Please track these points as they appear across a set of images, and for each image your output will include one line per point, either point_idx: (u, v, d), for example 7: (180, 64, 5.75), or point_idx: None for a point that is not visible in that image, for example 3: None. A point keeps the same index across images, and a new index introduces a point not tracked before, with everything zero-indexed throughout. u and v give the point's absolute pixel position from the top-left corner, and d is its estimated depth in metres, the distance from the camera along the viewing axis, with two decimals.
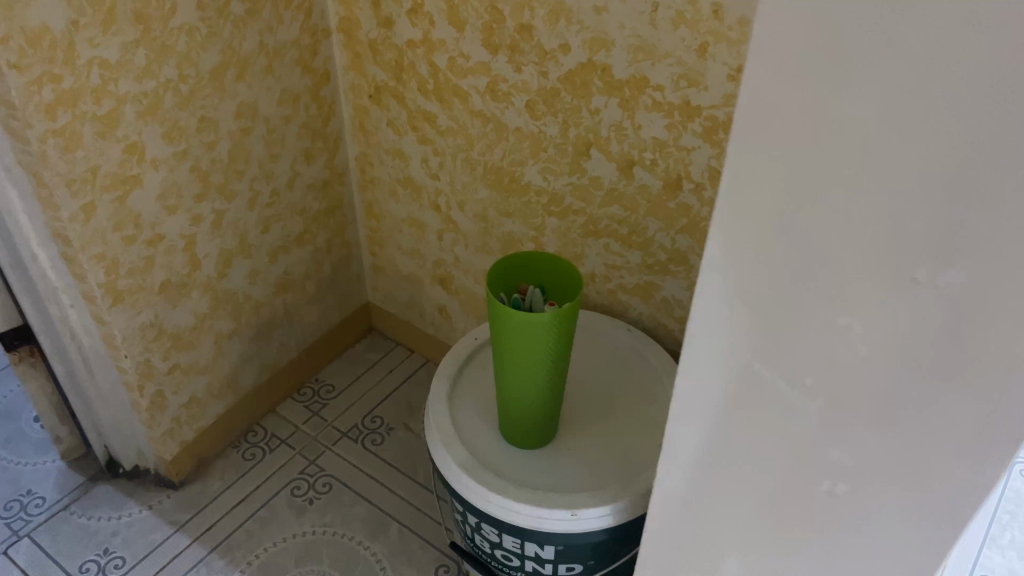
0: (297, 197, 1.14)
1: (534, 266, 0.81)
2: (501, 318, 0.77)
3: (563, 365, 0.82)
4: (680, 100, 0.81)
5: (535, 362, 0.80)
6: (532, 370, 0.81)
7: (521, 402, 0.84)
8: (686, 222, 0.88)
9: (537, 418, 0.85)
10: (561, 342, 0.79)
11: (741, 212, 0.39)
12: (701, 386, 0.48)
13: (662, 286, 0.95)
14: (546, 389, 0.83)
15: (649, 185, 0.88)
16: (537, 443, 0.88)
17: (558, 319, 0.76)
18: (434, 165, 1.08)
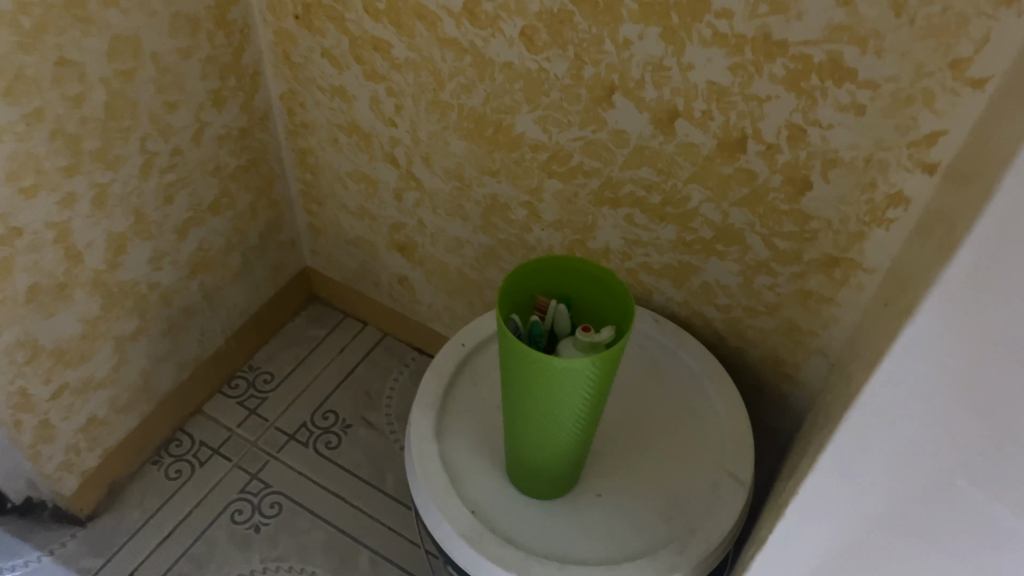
0: (207, 154, 0.86)
1: (558, 275, 0.59)
2: (515, 357, 0.56)
3: (598, 409, 0.61)
4: (756, 33, 0.57)
5: (562, 412, 0.59)
6: (557, 421, 0.60)
7: (541, 453, 0.63)
8: (747, 193, 0.66)
9: (561, 469, 0.65)
10: (601, 388, 0.58)
11: (983, 281, 0.30)
12: (875, 441, 0.37)
13: (702, 268, 0.74)
14: (576, 437, 0.63)
15: (697, 144, 0.65)
16: (559, 491, 0.68)
17: (599, 364, 0.54)
18: (388, 109, 0.82)
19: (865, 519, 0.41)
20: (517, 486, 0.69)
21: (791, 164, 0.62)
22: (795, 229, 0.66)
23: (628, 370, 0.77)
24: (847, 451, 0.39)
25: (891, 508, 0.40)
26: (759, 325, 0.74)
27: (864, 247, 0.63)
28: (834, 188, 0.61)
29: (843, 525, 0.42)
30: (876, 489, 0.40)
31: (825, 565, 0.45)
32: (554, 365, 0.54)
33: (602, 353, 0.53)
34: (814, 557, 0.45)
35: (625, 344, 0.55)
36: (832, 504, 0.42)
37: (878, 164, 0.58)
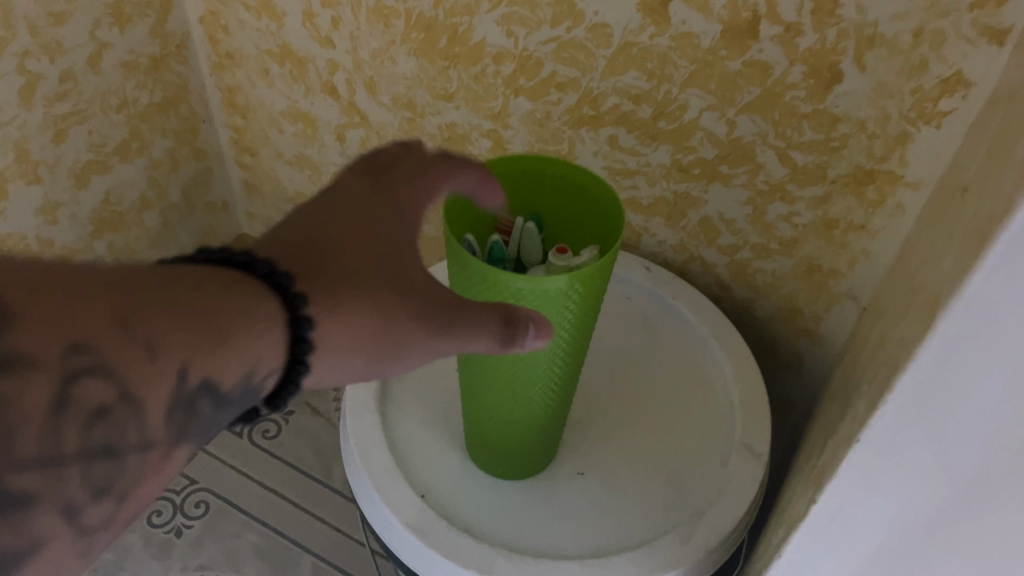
0: (110, 84, 0.73)
1: (520, 187, 0.46)
2: (467, 284, 0.42)
3: (579, 358, 0.48)
4: None
5: (532, 360, 0.46)
6: (527, 374, 0.47)
7: (508, 417, 0.50)
8: (758, 94, 0.53)
9: (533, 438, 0.52)
10: (582, 322, 0.45)
11: None
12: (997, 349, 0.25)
13: (702, 200, 0.61)
14: (551, 397, 0.49)
15: (697, 34, 0.53)
16: (531, 467, 0.55)
17: (580, 284, 0.41)
18: (323, 24, 0.69)
19: (974, 468, 0.29)
20: (479, 462, 0.56)
21: (816, 49, 0.49)
22: (818, 138, 0.53)
23: (612, 329, 0.64)
24: (942, 365, 0.26)
25: (1008, 453, 0.28)
26: (773, 268, 0.61)
27: (907, 153, 0.50)
28: (871, 77, 0.49)
29: (936, 463, 0.30)
30: (988, 427, 0.27)
31: (910, 522, 0.32)
32: (520, 286, 0.40)
33: (584, 268, 0.40)
34: (895, 513, 0.32)
35: (611, 260, 0.42)
36: (912, 445, 0.29)
37: (932, 38, 0.45)
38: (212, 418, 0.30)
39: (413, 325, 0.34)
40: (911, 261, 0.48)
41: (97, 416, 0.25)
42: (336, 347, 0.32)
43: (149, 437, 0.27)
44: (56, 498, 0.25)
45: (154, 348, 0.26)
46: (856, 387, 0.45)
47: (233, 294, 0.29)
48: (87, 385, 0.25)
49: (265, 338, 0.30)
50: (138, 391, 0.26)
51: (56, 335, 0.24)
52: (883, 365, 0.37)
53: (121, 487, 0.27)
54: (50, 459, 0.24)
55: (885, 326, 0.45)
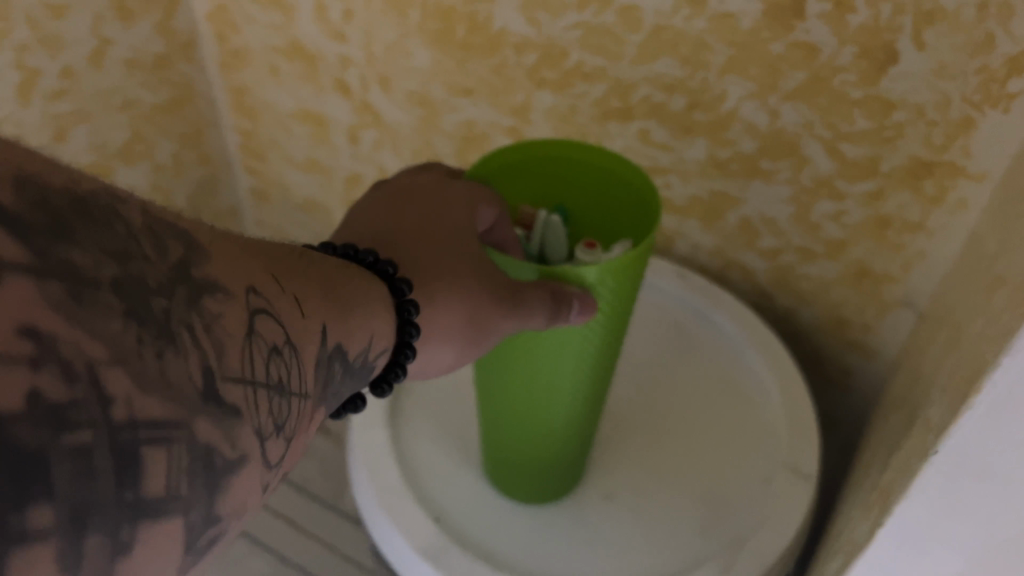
0: (111, 83, 0.69)
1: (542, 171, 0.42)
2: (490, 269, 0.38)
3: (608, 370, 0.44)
4: None
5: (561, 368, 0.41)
6: (553, 387, 0.42)
7: (532, 432, 0.45)
8: (804, 79, 0.49)
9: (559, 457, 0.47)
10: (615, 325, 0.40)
11: None
12: None
13: (738, 200, 0.57)
14: (583, 410, 0.45)
15: (736, 13, 0.48)
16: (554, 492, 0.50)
17: (617, 275, 0.36)
18: (335, 16, 0.65)
19: None
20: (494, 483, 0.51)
21: (869, 27, 0.45)
22: (870, 127, 0.48)
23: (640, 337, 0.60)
24: None
25: None
26: (817, 273, 0.57)
27: (971, 141, 0.45)
28: (930, 57, 0.44)
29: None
30: None
31: (1010, 552, 0.27)
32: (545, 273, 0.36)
33: (622, 256, 0.36)
34: (978, 541, 0.28)
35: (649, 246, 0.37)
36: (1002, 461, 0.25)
37: (1000, 10, 0.41)
38: (339, 390, 0.30)
39: (486, 316, 0.36)
40: (980, 259, 0.43)
41: (274, 352, 0.25)
42: (435, 337, 0.36)
43: (305, 388, 0.26)
44: (253, 420, 0.23)
45: (299, 307, 0.27)
46: (921, 400, 0.40)
47: (349, 275, 0.32)
48: (265, 321, 0.25)
49: (380, 316, 0.33)
50: (296, 338, 0.26)
51: (235, 274, 0.24)
52: (962, 366, 0.32)
53: (289, 434, 0.25)
54: (249, 377, 0.23)
55: (953, 331, 0.40)
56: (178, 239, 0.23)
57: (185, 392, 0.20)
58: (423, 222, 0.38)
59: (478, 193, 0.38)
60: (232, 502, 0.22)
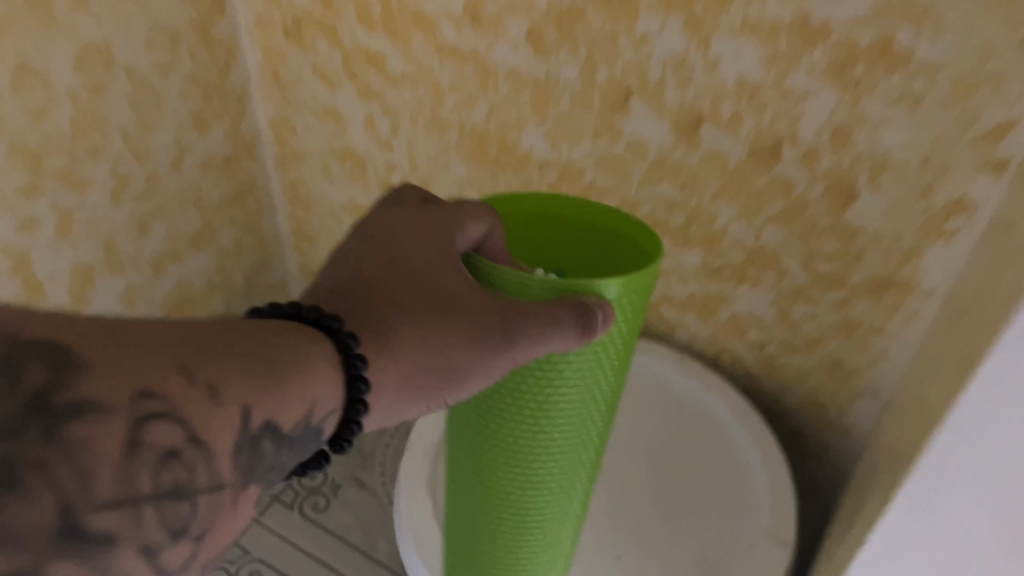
0: (188, 183, 0.80)
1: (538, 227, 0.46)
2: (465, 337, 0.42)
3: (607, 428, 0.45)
4: (795, 16, 0.50)
5: (555, 420, 0.41)
6: (554, 430, 0.41)
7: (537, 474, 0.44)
8: (783, 208, 0.58)
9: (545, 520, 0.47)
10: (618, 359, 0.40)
11: None
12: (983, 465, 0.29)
13: (730, 299, 0.66)
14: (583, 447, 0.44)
15: (725, 152, 0.58)
16: (539, 555, 0.49)
17: (630, 293, 0.37)
18: (383, 129, 0.76)
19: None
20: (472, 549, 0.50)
21: (835, 170, 0.54)
22: (839, 249, 0.57)
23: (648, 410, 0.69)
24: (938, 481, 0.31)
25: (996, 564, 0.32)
26: (799, 364, 0.66)
27: (920, 265, 0.55)
28: (884, 197, 0.54)
29: (951, 558, 0.33)
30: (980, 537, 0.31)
31: None
32: (562, 290, 0.36)
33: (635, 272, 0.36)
34: None
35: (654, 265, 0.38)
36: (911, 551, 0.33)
37: (938, 167, 0.50)
38: (278, 459, 0.31)
39: (480, 349, 0.36)
40: (924, 368, 0.52)
41: (167, 458, 0.27)
42: (389, 386, 0.36)
43: (221, 478, 0.29)
44: (132, 537, 0.26)
45: (211, 390, 0.28)
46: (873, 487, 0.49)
47: (288, 340, 0.32)
48: (156, 429, 0.26)
49: (326, 378, 0.33)
50: (206, 433, 0.28)
51: (124, 382, 0.26)
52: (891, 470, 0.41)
53: (195, 530, 0.28)
54: (134, 498, 0.26)
55: (900, 430, 0.49)
56: (41, 363, 0.25)
57: (38, 537, 0.23)
58: (393, 263, 0.38)
59: (459, 217, 0.39)
60: None
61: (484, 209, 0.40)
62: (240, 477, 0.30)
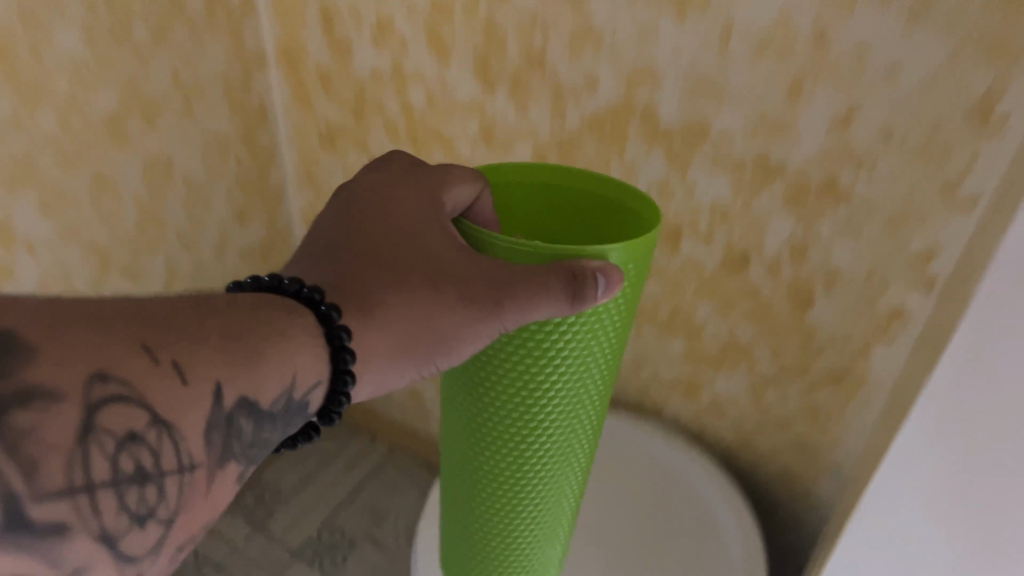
0: (228, 270, 0.91)
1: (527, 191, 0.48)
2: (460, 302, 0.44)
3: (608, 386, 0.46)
4: (757, 155, 0.60)
5: (550, 375, 0.42)
6: (555, 394, 0.42)
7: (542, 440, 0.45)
8: (753, 308, 0.67)
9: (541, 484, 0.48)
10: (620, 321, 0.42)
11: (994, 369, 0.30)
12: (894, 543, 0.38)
13: (709, 383, 0.75)
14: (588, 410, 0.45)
15: (701, 260, 0.68)
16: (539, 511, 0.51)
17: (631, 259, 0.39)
18: None
19: None
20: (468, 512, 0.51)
21: (794, 279, 0.64)
22: (802, 344, 0.66)
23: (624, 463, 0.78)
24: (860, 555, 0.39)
25: None
26: (772, 441, 0.74)
27: (868, 362, 0.64)
28: (836, 304, 0.63)
29: None
30: None
31: None
32: (561, 254, 0.37)
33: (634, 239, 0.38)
34: None
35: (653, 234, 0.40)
36: None
37: (879, 282, 0.60)
38: (256, 435, 0.34)
39: (467, 317, 0.38)
40: (870, 453, 0.60)
41: (128, 442, 0.28)
42: (379, 355, 0.38)
43: (193, 459, 0.31)
44: (86, 525, 0.27)
45: (178, 368, 0.30)
46: None
47: (265, 313, 0.34)
48: (115, 410, 0.27)
49: (309, 350, 0.35)
50: (169, 414, 0.29)
51: (79, 366, 0.27)
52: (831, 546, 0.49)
53: (161, 514, 0.30)
54: (92, 487, 0.27)
55: None
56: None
57: None
58: (384, 237, 0.40)
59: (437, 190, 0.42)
60: None
61: (464, 180, 0.43)
62: (210, 454, 0.32)
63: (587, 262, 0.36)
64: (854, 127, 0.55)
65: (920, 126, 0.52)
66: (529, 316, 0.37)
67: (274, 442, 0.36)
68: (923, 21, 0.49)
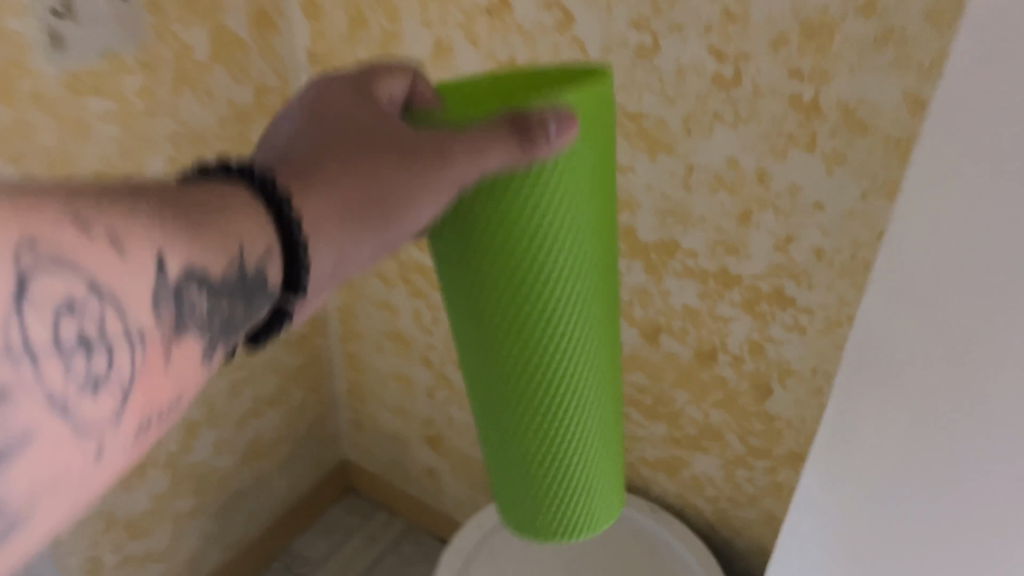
0: (272, 357, 1.05)
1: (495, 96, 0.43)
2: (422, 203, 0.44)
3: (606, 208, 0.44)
4: (718, 268, 0.72)
5: (541, 229, 0.41)
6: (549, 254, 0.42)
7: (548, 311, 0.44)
8: (722, 396, 0.78)
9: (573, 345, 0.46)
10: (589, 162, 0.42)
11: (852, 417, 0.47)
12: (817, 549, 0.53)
13: (691, 462, 0.85)
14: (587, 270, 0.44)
15: (678, 354, 0.79)
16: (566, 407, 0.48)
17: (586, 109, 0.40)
18: (427, 320, 0.98)
19: None
20: (508, 447, 0.51)
21: (755, 372, 0.75)
22: (764, 428, 0.77)
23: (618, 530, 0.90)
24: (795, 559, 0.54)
25: None
26: (745, 515, 0.84)
27: None
28: (790, 394, 0.74)
29: None
30: None
31: None
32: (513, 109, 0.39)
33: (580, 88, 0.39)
34: None
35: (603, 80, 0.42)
36: None
37: (823, 375, 0.71)
38: (211, 311, 0.33)
39: (420, 180, 0.38)
40: None
41: (68, 309, 0.27)
42: (325, 223, 0.37)
43: (143, 330, 0.30)
44: (33, 391, 0.26)
45: (114, 238, 0.29)
46: None
47: (195, 190, 0.33)
48: (43, 277, 0.26)
49: (253, 221, 0.34)
50: (105, 282, 0.29)
51: (8, 227, 0.25)
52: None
53: (118, 385, 0.29)
54: (35, 351, 0.26)
55: None
56: None
57: None
58: (327, 122, 0.39)
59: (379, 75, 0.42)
60: (34, 470, 0.26)
61: (399, 67, 0.43)
62: (162, 328, 0.31)
63: (531, 116, 0.37)
64: (793, 248, 0.67)
65: (845, 249, 0.64)
66: (482, 170, 0.38)
67: (242, 323, 0.36)
68: (839, 168, 0.61)
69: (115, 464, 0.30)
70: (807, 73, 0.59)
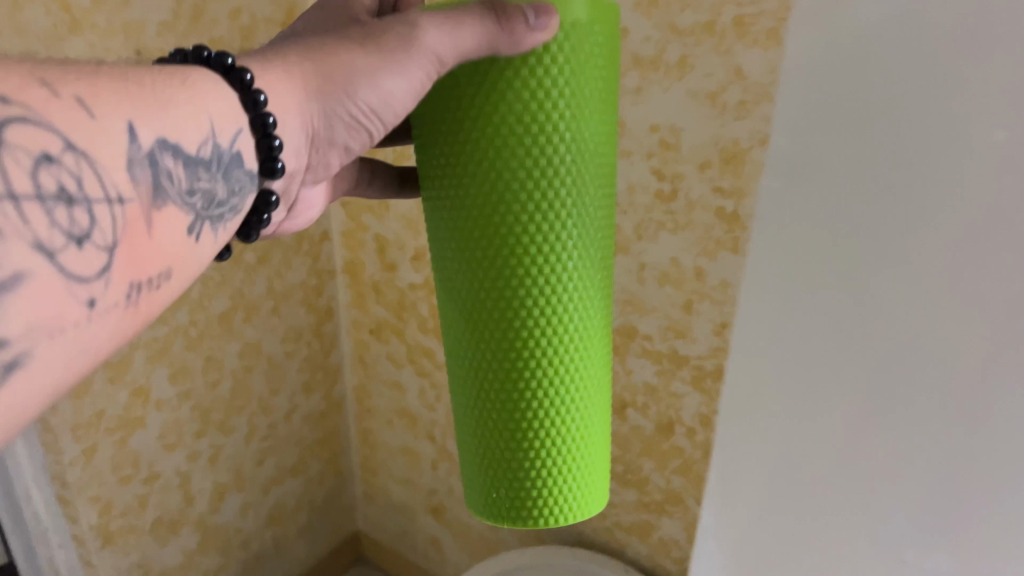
0: (294, 430, 1.18)
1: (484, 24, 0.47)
2: (418, 137, 0.47)
3: (612, 130, 0.47)
4: (669, 349, 0.84)
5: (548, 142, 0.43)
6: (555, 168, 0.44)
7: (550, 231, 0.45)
8: (680, 463, 0.89)
9: (573, 255, 0.46)
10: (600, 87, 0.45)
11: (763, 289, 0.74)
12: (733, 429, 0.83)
13: (659, 525, 0.95)
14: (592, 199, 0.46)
15: (643, 426, 0.91)
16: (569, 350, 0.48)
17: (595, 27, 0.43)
18: (431, 397, 1.12)
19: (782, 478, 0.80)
20: (502, 409, 0.49)
21: (706, 441, 0.86)
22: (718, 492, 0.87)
23: None
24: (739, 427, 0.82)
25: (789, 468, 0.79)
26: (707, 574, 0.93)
27: None
28: None
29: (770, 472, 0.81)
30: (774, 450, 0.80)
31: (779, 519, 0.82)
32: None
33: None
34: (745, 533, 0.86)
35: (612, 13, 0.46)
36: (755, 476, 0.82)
37: None
38: (187, 184, 0.37)
39: (387, 55, 0.42)
40: None
41: (45, 161, 0.30)
42: (288, 89, 0.43)
43: (120, 192, 0.34)
44: (27, 233, 0.29)
45: (80, 101, 0.32)
46: None
47: (163, 69, 0.38)
48: (16, 127, 0.30)
49: (218, 97, 0.39)
50: (81, 142, 0.32)
51: None
52: None
53: (105, 242, 0.33)
54: (17, 196, 0.29)
55: None
56: None
57: None
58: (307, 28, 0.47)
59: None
60: (26, 304, 0.29)
61: None
62: (140, 194, 0.35)
63: (512, 3, 0.41)
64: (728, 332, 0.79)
65: None
66: (464, 45, 0.42)
67: (223, 201, 0.41)
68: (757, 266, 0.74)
69: (107, 324, 0.33)
70: (727, 189, 0.73)
